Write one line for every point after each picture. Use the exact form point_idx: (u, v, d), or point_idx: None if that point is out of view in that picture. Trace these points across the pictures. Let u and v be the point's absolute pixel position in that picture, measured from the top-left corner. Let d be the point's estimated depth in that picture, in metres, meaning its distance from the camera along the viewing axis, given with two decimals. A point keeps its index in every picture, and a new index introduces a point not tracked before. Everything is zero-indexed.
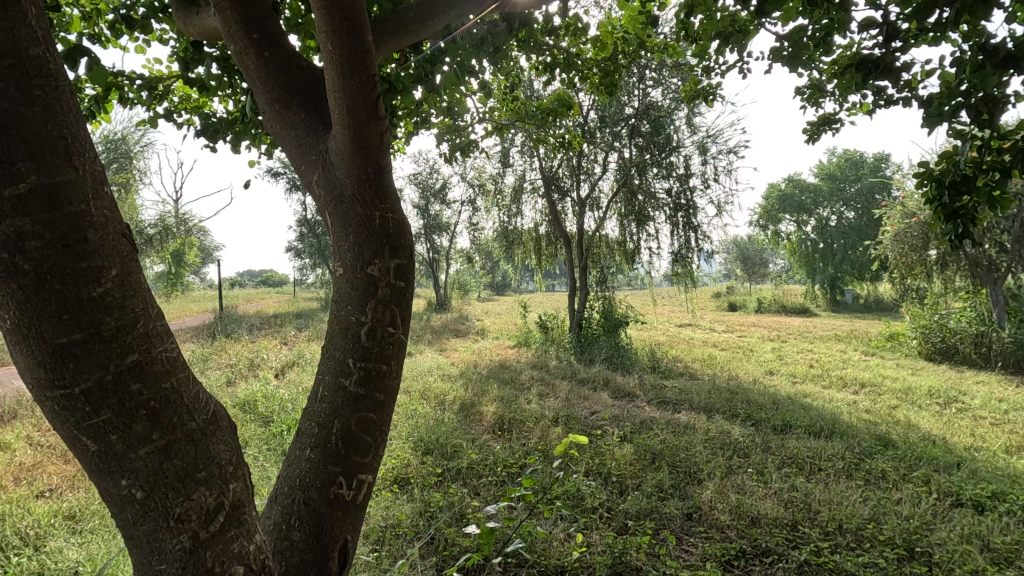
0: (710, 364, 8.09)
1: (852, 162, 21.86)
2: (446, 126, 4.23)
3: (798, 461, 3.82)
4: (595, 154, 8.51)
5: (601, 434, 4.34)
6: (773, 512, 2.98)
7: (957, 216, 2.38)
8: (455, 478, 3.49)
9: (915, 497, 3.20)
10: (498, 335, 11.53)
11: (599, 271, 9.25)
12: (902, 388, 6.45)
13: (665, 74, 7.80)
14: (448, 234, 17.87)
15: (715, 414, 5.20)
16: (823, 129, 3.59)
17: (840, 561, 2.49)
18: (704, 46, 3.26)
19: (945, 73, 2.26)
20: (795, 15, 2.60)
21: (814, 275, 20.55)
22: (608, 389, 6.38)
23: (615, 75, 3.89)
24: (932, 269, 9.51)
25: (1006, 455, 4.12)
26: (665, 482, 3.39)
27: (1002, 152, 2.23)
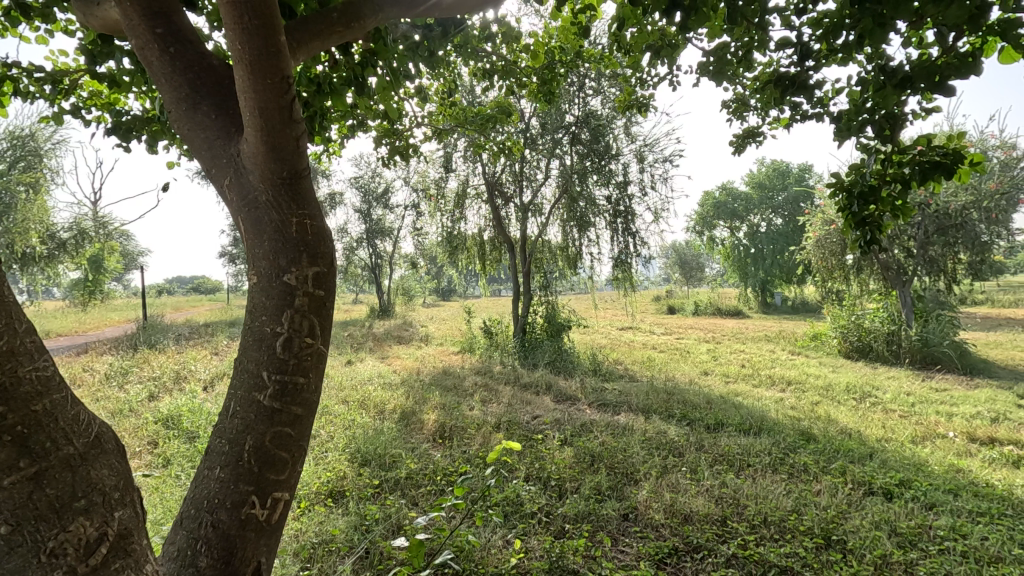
0: (650, 366, 8.33)
1: (779, 171, 23.16)
2: (384, 129, 4.17)
3: (729, 458, 3.98)
4: (537, 160, 8.61)
5: (542, 438, 4.37)
6: (704, 508, 3.08)
7: (865, 224, 2.56)
8: (393, 489, 3.41)
9: (832, 487, 3.41)
10: (442, 341, 11.42)
11: (542, 275, 9.35)
12: (823, 384, 6.87)
13: (604, 84, 8.01)
14: (392, 239, 17.58)
15: (653, 414, 5.36)
16: (747, 142, 3.78)
17: (764, 553, 2.61)
18: (635, 58, 3.37)
19: (852, 91, 2.43)
20: (720, 31, 2.73)
21: (746, 279, 21.59)
22: (550, 393, 6.45)
23: (552, 83, 3.96)
24: (850, 272, 10.19)
25: (913, 444, 4.46)
26: (602, 483, 3.46)
27: (901, 166, 2.42)
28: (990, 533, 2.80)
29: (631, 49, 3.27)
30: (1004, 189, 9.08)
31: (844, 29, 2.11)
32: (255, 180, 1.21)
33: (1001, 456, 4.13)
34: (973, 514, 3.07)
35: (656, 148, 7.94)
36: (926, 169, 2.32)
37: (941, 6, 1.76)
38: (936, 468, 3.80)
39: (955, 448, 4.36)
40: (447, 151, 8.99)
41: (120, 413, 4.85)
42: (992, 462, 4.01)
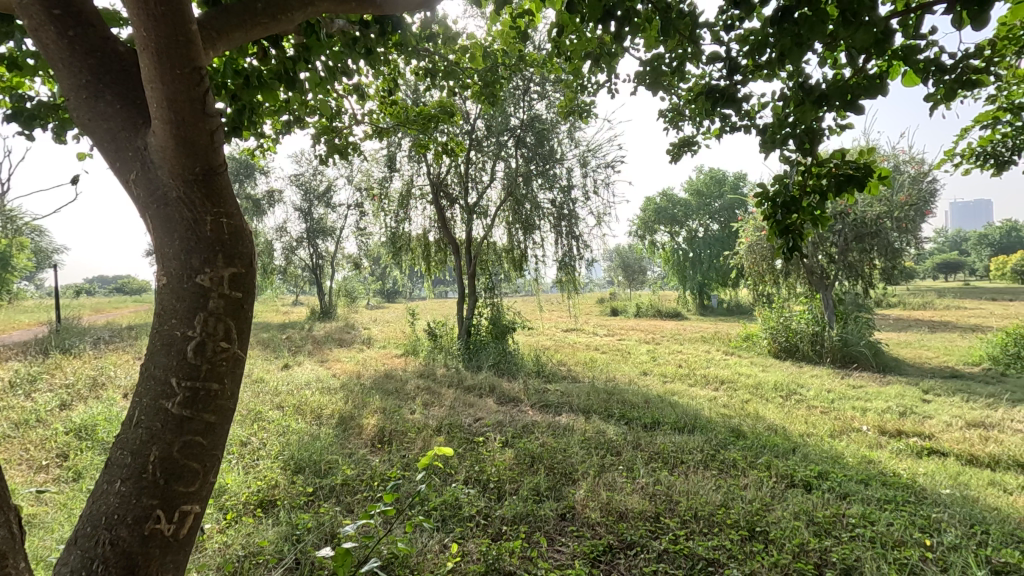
0: (591, 367, 8.51)
1: (716, 179, 24.25)
2: (322, 126, 4.07)
3: (663, 455, 4.11)
4: (483, 162, 8.62)
5: (483, 441, 4.36)
6: (639, 506, 3.17)
7: (788, 232, 2.70)
8: (328, 497, 3.32)
9: (758, 482, 3.58)
10: (386, 344, 11.21)
11: (487, 278, 9.36)
12: (753, 383, 7.22)
13: (548, 88, 8.13)
14: (334, 239, 17.12)
15: (593, 414, 5.47)
16: (683, 150, 3.92)
17: (693, 546, 2.71)
18: (575, 64, 3.43)
19: (775, 106, 2.56)
20: (656, 43, 2.82)
21: (685, 282, 22.39)
22: (493, 395, 6.46)
23: (494, 86, 3.99)
24: (779, 276, 10.77)
25: (831, 438, 4.76)
26: (541, 484, 3.49)
27: (819, 177, 2.57)
28: (895, 519, 3.01)
29: (570, 55, 3.32)
30: (912, 200, 9.87)
31: (768, 48, 2.23)
32: (164, 176, 1.14)
33: (907, 447, 4.47)
34: (881, 502, 3.30)
35: (598, 154, 8.11)
36: (840, 182, 2.48)
37: (851, 29, 1.89)
38: (851, 460, 4.06)
39: (868, 441, 4.67)
40: (391, 150, 8.84)
41: (26, 424, 4.46)
42: (899, 453, 4.33)
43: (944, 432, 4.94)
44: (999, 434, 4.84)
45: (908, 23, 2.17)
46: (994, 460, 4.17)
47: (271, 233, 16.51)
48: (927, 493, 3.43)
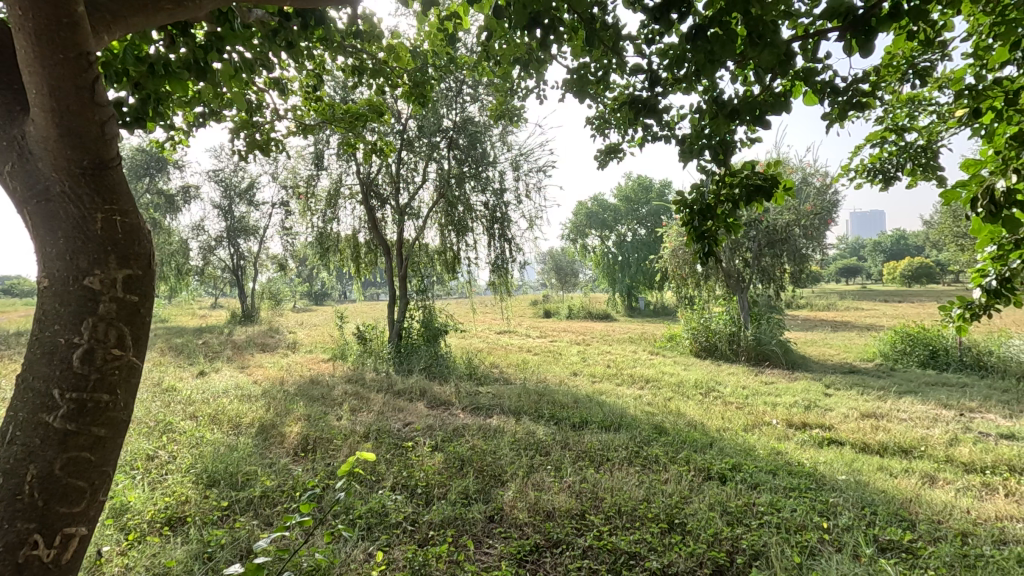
0: (523, 368, 8.62)
1: (643, 186, 25.32)
2: (241, 120, 3.87)
3: (590, 454, 4.22)
4: (414, 162, 8.52)
5: (412, 446, 4.30)
6: (565, 504, 3.23)
7: (704, 238, 2.85)
8: (245, 511, 3.15)
9: (677, 476, 3.75)
10: (312, 348, 10.79)
11: (419, 279, 9.23)
12: (676, 381, 7.56)
13: (481, 91, 8.14)
14: (257, 239, 16.30)
15: (524, 416, 5.53)
16: (609, 157, 4.05)
17: (616, 541, 2.79)
18: (505, 69, 3.46)
19: (692, 118, 2.70)
20: (582, 52, 2.89)
21: (614, 285, 23.14)
22: (424, 399, 6.37)
23: (424, 87, 4.03)
24: (700, 279, 11.35)
25: (745, 432, 5.06)
26: (470, 488, 3.49)
27: (732, 188, 2.73)
28: (798, 505, 3.25)
29: (500, 60, 3.34)
30: (817, 210, 10.71)
31: (685, 62, 2.34)
32: (46, 168, 1.06)
33: (810, 438, 4.84)
34: (787, 490, 3.55)
35: (530, 158, 8.21)
36: (751, 191, 2.66)
37: (757, 49, 2.03)
38: (762, 453, 4.33)
39: (777, 434, 5.01)
40: (319, 148, 8.55)
41: None
42: (803, 444, 4.68)
43: (842, 423, 5.38)
44: (888, 423, 5.34)
45: (807, 47, 2.36)
46: (883, 447, 4.59)
47: (186, 232, 15.48)
48: (826, 480, 3.72)
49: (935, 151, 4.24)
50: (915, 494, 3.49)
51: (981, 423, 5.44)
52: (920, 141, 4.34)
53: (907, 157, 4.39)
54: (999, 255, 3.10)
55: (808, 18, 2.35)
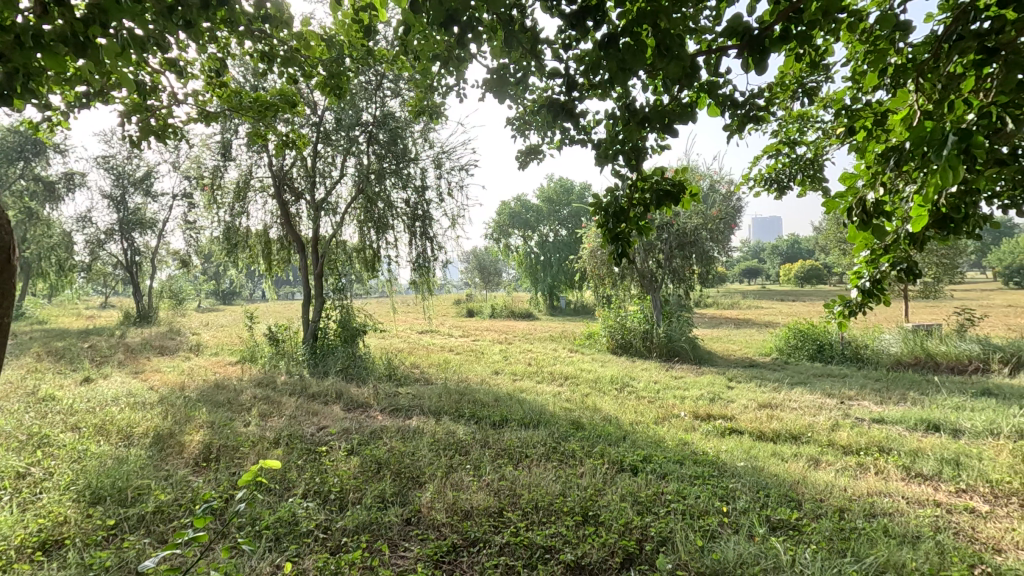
0: (444, 368, 8.56)
1: (564, 188, 25.98)
2: (133, 103, 3.55)
3: (509, 451, 4.26)
4: (332, 156, 8.20)
5: (326, 450, 4.14)
6: (483, 502, 3.24)
7: (618, 239, 2.96)
8: (135, 529, 2.90)
9: (592, 469, 3.87)
10: (218, 351, 10.11)
11: (336, 278, 8.92)
12: (593, 378, 7.81)
13: (402, 86, 7.97)
14: (155, 233, 15.01)
15: (444, 416, 5.49)
16: (529, 158, 4.10)
17: (532, 537, 2.84)
18: (424, 65, 3.42)
19: (606, 124, 2.79)
20: (501, 53, 2.91)
21: (536, 284, 23.56)
22: (340, 402, 6.15)
23: (340, 79, 3.90)
24: (616, 279, 11.80)
25: (656, 424, 5.33)
26: (386, 491, 3.42)
27: (643, 193, 2.86)
28: (702, 492, 3.45)
29: (418, 56, 3.30)
30: (722, 215, 11.46)
31: (600, 70, 2.42)
32: None
33: (713, 428, 5.17)
34: (692, 478, 3.76)
35: (452, 156, 8.16)
36: (661, 197, 2.80)
37: (665, 61, 2.14)
38: (670, 444, 4.57)
39: (685, 425, 5.31)
40: (225, 137, 8.03)
41: None
42: (707, 434, 5.00)
43: (742, 413, 5.79)
44: (781, 412, 5.81)
45: (710, 62, 2.51)
46: (776, 434, 5.00)
47: (70, 224, 13.92)
48: (726, 467, 4.00)
49: (821, 163, 4.66)
50: (801, 476, 3.83)
51: (858, 409, 6.06)
52: (808, 155, 4.76)
53: (798, 169, 4.79)
54: (872, 259, 3.46)
55: (711, 35, 2.51)
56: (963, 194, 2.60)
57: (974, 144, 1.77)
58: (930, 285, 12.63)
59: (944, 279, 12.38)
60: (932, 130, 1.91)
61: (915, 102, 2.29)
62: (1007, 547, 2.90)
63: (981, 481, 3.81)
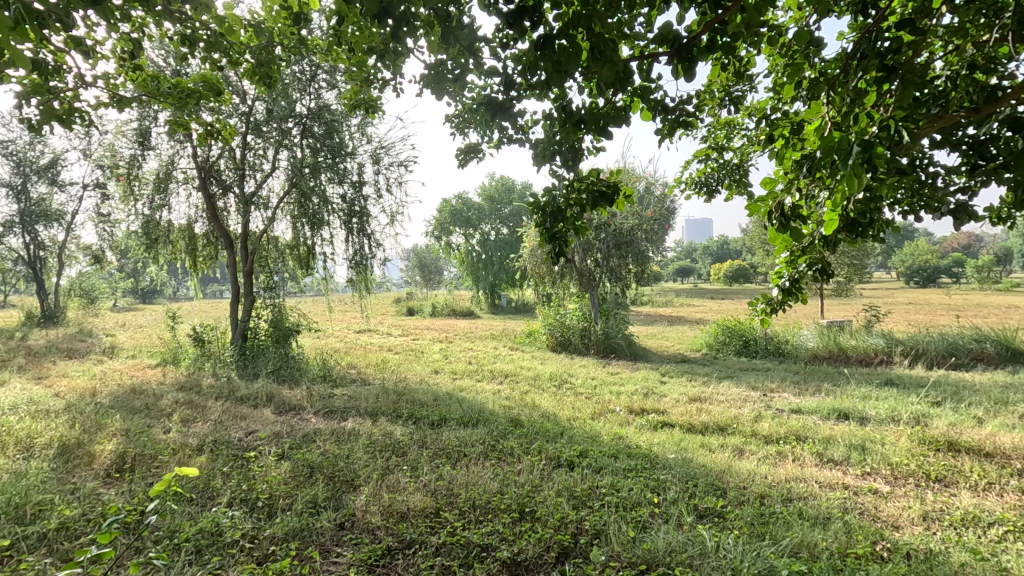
0: (383, 368, 8.39)
1: (506, 187, 26.11)
2: (34, 84, 3.25)
3: (447, 451, 4.23)
4: (263, 148, 7.83)
5: (254, 456, 3.96)
6: (420, 503, 3.20)
7: (555, 239, 3.00)
8: (34, 548, 2.66)
9: (530, 465, 3.91)
10: (135, 353, 9.44)
11: (267, 276, 8.54)
12: (532, 375, 7.90)
13: (338, 78, 7.73)
14: (62, 226, 13.82)
15: (381, 417, 5.38)
16: (469, 156, 4.09)
17: (468, 535, 2.83)
18: (360, 57, 3.33)
19: (543, 124, 2.82)
20: (439, 49, 2.88)
21: (478, 282, 23.57)
22: (271, 405, 5.90)
23: (270, 69, 3.73)
24: (556, 277, 11.97)
25: (592, 420, 5.46)
26: (319, 495, 3.31)
27: (580, 193, 2.91)
28: (634, 484, 3.57)
29: (353, 47, 3.22)
30: (657, 216, 11.86)
31: (537, 71, 2.44)
32: None
33: (647, 422, 5.35)
34: (625, 471, 3.88)
35: (390, 152, 8.00)
36: (596, 197, 2.86)
37: (599, 64, 2.18)
38: (606, 438, 4.69)
39: (619, 420, 5.46)
40: (144, 124, 7.51)
41: None
42: (641, 428, 5.17)
43: (674, 407, 6.03)
44: (709, 405, 6.10)
45: (642, 68, 2.59)
46: (704, 426, 5.23)
47: None
48: (658, 459, 4.15)
49: (747, 169, 4.92)
50: (727, 466, 4.03)
51: (778, 401, 6.45)
52: (735, 161, 5.01)
53: (726, 173, 5.03)
54: (791, 260, 3.68)
55: (644, 41, 2.59)
56: (868, 200, 2.82)
57: (875, 155, 1.93)
58: (843, 284, 13.61)
59: (854, 279, 13.39)
60: (840, 140, 2.06)
61: (828, 113, 2.46)
62: (904, 523, 3.18)
63: (883, 464, 4.16)
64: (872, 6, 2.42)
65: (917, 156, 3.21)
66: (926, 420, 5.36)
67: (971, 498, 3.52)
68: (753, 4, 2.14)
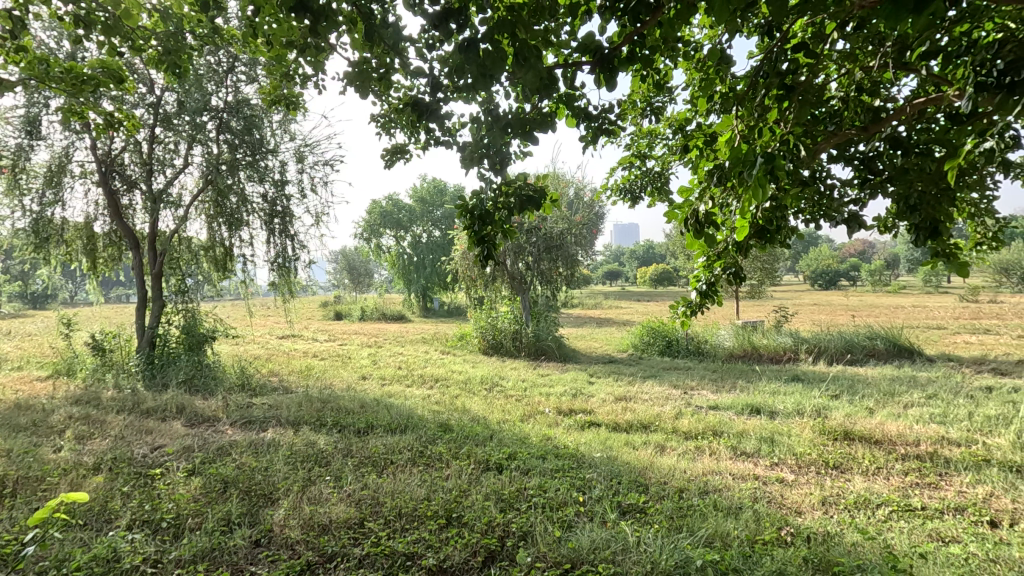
0: (307, 375, 8.07)
1: (438, 189, 25.92)
2: None
3: (374, 459, 4.12)
4: (173, 142, 7.31)
5: (160, 473, 3.67)
6: (343, 514, 3.10)
7: (483, 242, 2.98)
8: None
9: (458, 470, 3.87)
10: (22, 364, 8.52)
11: (179, 279, 7.95)
12: (463, 379, 7.85)
13: (258, 72, 7.37)
14: None
15: (303, 426, 5.16)
16: (396, 157, 4.01)
17: (394, 545, 2.76)
18: (278, 50, 3.19)
19: (471, 127, 2.80)
20: (361, 46, 2.82)
21: (409, 285, 23.22)
22: (181, 417, 5.50)
23: (179, 56, 3.47)
24: (488, 280, 12.00)
25: (521, 422, 5.50)
26: (233, 512, 3.13)
27: (507, 197, 2.93)
28: (561, 484, 3.63)
29: (269, 40, 3.07)
30: (585, 221, 12.17)
31: (462, 74, 2.43)
32: None
33: (574, 423, 5.46)
34: (553, 471, 3.94)
35: (316, 150, 7.72)
36: (524, 201, 2.89)
37: (522, 70, 2.21)
38: (535, 440, 4.73)
39: (548, 421, 5.54)
40: (33, 111, 6.82)
41: None
42: (568, 428, 5.28)
43: (601, 407, 6.19)
44: (634, 404, 6.33)
45: (567, 76, 2.65)
46: (628, 424, 5.42)
47: None
48: (585, 459, 4.24)
49: (667, 177, 5.15)
50: (649, 462, 4.18)
51: (697, 398, 6.79)
52: (657, 169, 5.23)
53: (648, 181, 5.25)
54: (707, 263, 3.88)
55: (567, 50, 2.65)
56: (774, 209, 3.03)
57: (776, 167, 2.07)
58: (756, 288, 14.58)
59: (765, 282, 14.38)
60: (746, 152, 2.20)
61: (737, 127, 2.61)
62: (806, 509, 3.43)
63: (789, 454, 4.47)
64: (776, 28, 2.59)
65: (817, 170, 3.49)
66: (826, 412, 5.83)
67: (862, 482, 3.86)
68: (668, 20, 2.23)
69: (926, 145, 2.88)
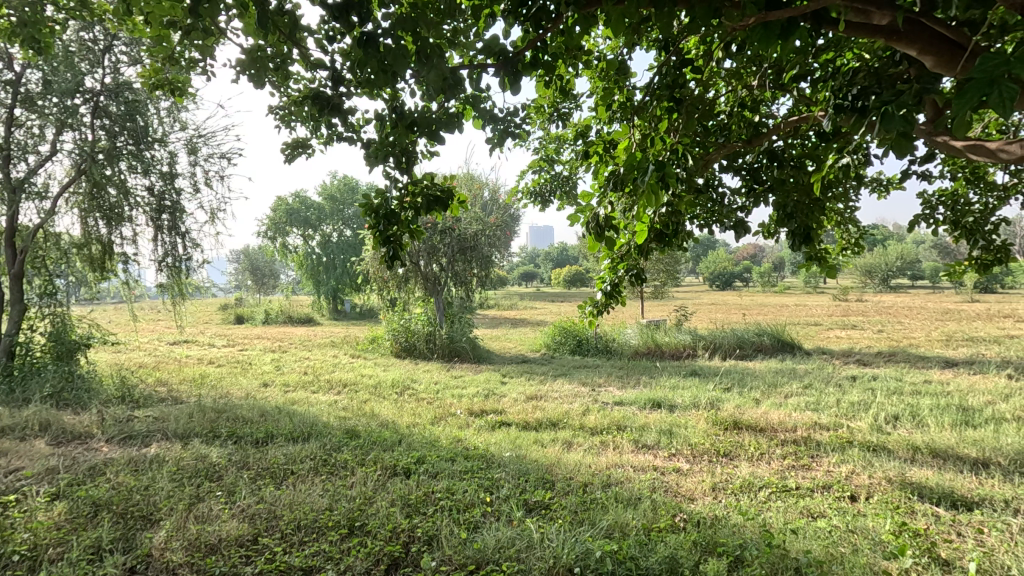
0: (200, 384, 7.48)
1: (348, 188, 24.95)
2: None
3: (272, 470, 3.89)
4: (37, 126, 6.48)
5: (15, 499, 3.23)
6: (234, 531, 2.90)
7: (388, 242, 2.88)
8: None
9: (363, 478, 3.75)
10: None
11: (45, 280, 7.05)
12: (373, 383, 7.63)
13: (141, 53, 6.74)
14: None
15: (193, 439, 4.77)
16: (297, 151, 3.82)
17: (290, 559, 2.63)
18: (158, 29, 2.91)
19: (375, 124, 2.73)
20: (254, 32, 2.65)
21: (319, 286, 22.30)
22: (45, 435, 4.89)
23: (39, 29, 3.08)
24: (400, 281, 11.77)
25: (432, 425, 5.43)
26: (103, 538, 2.82)
27: (413, 197, 2.88)
28: (469, 485, 3.62)
29: (148, 18, 2.79)
30: (500, 223, 12.24)
31: (364, 69, 2.36)
32: None
33: (485, 423, 5.48)
34: (461, 473, 3.93)
35: (210, 142, 7.18)
36: (431, 201, 2.85)
37: (425, 68, 2.16)
38: (444, 442, 4.69)
39: (459, 423, 5.52)
40: None
41: None
42: (479, 429, 5.29)
43: (512, 406, 6.26)
44: (544, 402, 6.47)
45: (472, 77, 2.65)
46: (538, 422, 5.52)
47: None
48: (494, 459, 4.26)
49: (575, 182, 5.31)
50: (556, 459, 4.28)
51: (604, 395, 7.06)
52: (564, 173, 5.37)
53: (556, 184, 5.38)
54: (612, 265, 4.03)
55: (473, 51, 2.64)
56: (669, 215, 3.22)
57: (667, 174, 2.18)
58: (659, 288, 15.43)
59: (668, 284, 15.24)
60: (641, 159, 2.30)
61: (635, 135, 2.73)
62: (698, 495, 3.66)
63: (685, 445, 4.76)
64: (669, 43, 2.75)
65: (709, 178, 3.74)
66: (718, 404, 6.27)
67: (747, 467, 4.19)
68: (568, 30, 2.29)
69: (800, 159, 3.17)
